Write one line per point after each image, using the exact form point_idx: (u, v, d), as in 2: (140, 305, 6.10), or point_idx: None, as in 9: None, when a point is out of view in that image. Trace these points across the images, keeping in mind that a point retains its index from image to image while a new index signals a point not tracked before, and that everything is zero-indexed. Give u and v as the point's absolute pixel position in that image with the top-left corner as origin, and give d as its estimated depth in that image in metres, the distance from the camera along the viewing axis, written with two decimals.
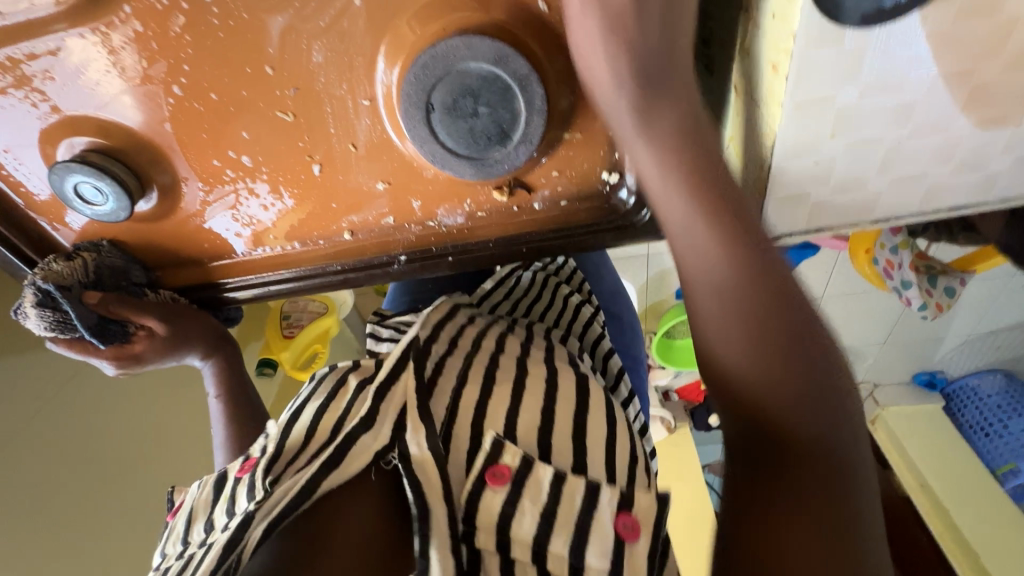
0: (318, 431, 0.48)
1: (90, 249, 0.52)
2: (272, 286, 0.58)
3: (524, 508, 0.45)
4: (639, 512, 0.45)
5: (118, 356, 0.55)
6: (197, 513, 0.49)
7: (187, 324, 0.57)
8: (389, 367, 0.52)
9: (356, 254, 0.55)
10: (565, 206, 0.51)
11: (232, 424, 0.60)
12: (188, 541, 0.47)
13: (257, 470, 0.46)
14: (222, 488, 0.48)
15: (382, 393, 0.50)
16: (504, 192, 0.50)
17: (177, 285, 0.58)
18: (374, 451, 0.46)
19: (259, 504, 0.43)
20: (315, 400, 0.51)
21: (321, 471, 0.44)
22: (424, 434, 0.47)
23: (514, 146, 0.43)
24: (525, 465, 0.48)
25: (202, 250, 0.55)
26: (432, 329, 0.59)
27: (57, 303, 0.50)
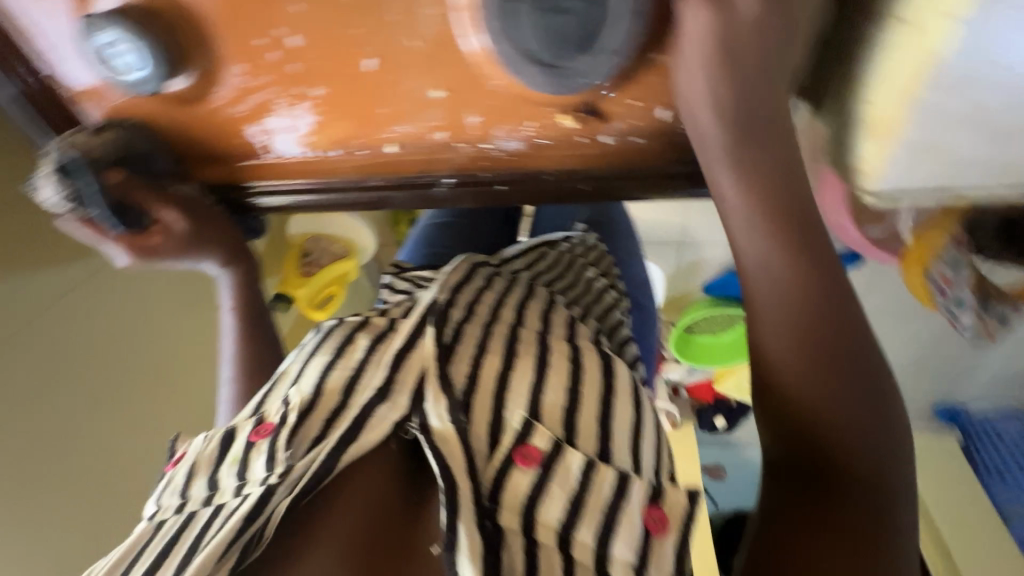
0: (327, 394, 0.48)
1: (114, 125, 0.48)
2: (295, 194, 0.54)
3: (552, 493, 0.44)
4: (667, 507, 0.44)
5: (134, 247, 0.51)
6: (199, 470, 0.48)
7: (208, 224, 0.53)
8: (406, 335, 0.51)
9: (397, 169, 0.50)
10: (633, 144, 0.46)
11: (242, 339, 0.56)
12: (190, 496, 0.46)
13: (278, 433, 0.46)
14: (231, 446, 0.48)
15: (405, 358, 0.49)
16: (571, 117, 0.44)
17: (205, 179, 0.53)
18: (392, 422, 0.46)
19: (279, 473, 0.44)
20: (322, 354, 0.52)
21: (341, 440, 0.45)
22: (448, 408, 0.46)
23: (598, 55, 0.38)
24: (556, 449, 0.45)
25: (232, 145, 0.51)
26: (451, 292, 0.58)
27: (77, 178, 0.46)
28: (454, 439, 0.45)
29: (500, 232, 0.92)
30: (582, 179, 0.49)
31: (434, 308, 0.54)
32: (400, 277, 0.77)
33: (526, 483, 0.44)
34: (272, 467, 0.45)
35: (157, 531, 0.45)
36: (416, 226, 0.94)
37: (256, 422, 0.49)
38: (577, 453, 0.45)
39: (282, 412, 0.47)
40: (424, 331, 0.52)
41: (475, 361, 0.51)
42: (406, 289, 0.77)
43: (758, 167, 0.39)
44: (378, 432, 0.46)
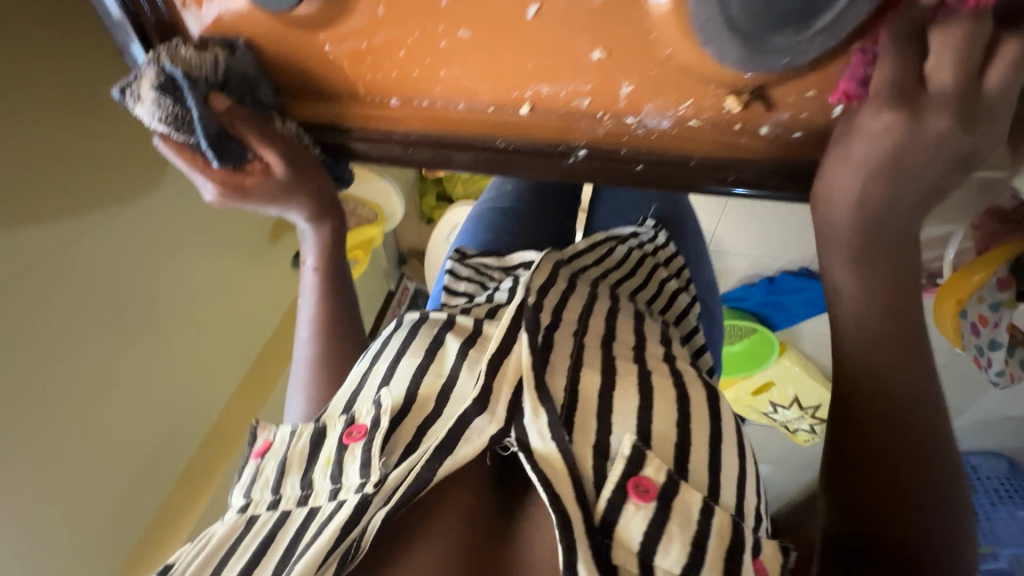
0: (422, 401, 0.49)
1: (224, 47, 0.43)
2: (410, 147, 0.49)
3: (667, 536, 0.42)
4: (767, 562, 0.44)
5: (227, 184, 0.47)
6: (291, 467, 0.48)
7: (310, 176, 0.48)
8: (501, 339, 0.51)
9: (527, 133, 0.47)
10: (798, 139, 0.43)
11: (323, 297, 0.54)
12: (282, 494, 0.47)
13: (373, 437, 0.46)
14: (325, 445, 0.48)
15: (496, 374, 0.48)
16: (739, 101, 0.40)
17: (304, 119, 0.49)
18: (490, 436, 0.45)
19: (376, 483, 0.44)
20: (414, 355, 0.52)
21: (438, 450, 0.44)
22: (551, 426, 0.45)
23: (810, 35, 0.34)
24: (672, 482, 0.44)
25: (347, 84, 0.46)
26: (539, 295, 0.57)
27: (178, 95, 0.41)
28: (558, 462, 0.44)
29: (570, 224, 0.82)
30: (726, 170, 0.46)
31: (527, 308, 0.53)
32: (463, 264, 0.69)
33: (639, 520, 0.42)
34: (367, 474, 0.45)
35: (249, 526, 0.46)
36: (469, 215, 0.83)
37: (347, 422, 0.49)
38: (695, 492, 0.44)
39: (374, 416, 0.48)
40: (518, 338, 0.51)
41: (572, 379, 0.50)
42: (468, 279, 0.69)
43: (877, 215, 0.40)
44: (473, 446, 0.44)
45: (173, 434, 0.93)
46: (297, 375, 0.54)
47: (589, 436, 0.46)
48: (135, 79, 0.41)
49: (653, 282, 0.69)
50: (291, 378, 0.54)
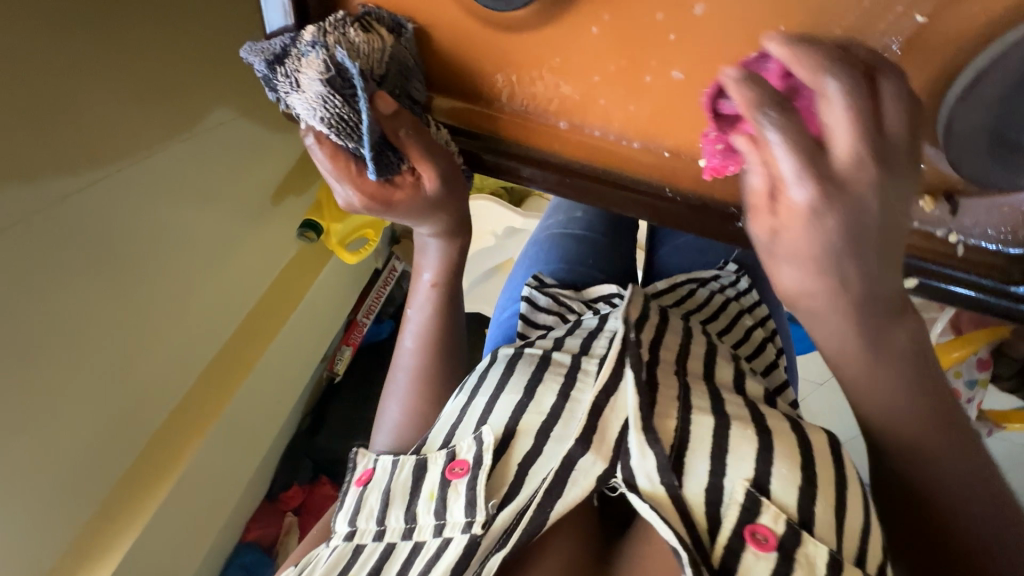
0: (519, 437, 0.45)
1: (390, 29, 0.37)
2: (558, 176, 0.44)
3: None
4: None
5: (369, 196, 0.40)
6: (394, 498, 0.46)
7: (460, 187, 0.42)
8: (607, 375, 0.46)
9: (698, 186, 0.43)
10: (960, 252, 0.43)
11: (437, 314, 0.51)
12: (387, 526, 0.45)
13: (478, 475, 0.44)
14: (426, 478, 0.46)
15: (603, 403, 0.44)
16: (934, 201, 0.40)
17: (452, 121, 0.43)
18: (597, 475, 0.41)
19: (483, 523, 0.42)
20: (514, 388, 0.48)
21: (547, 491, 0.41)
22: (659, 469, 0.40)
23: None
24: (793, 534, 0.38)
25: (515, 96, 0.41)
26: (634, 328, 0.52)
27: (349, 93, 0.35)
28: (669, 504, 0.40)
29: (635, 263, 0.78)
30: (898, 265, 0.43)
31: (629, 344, 0.47)
32: (541, 292, 0.64)
33: (760, 568, 0.37)
34: (474, 512, 0.43)
35: (356, 557, 0.44)
36: (531, 239, 0.77)
37: (448, 457, 0.46)
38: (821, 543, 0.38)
39: (477, 452, 0.45)
40: (621, 374, 0.46)
41: (683, 412, 0.44)
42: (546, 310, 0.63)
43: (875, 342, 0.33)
44: (582, 488, 0.41)
45: None
46: (395, 384, 0.53)
47: (700, 475, 0.41)
48: (295, 60, 0.35)
49: (737, 327, 0.67)
50: (390, 387, 0.54)
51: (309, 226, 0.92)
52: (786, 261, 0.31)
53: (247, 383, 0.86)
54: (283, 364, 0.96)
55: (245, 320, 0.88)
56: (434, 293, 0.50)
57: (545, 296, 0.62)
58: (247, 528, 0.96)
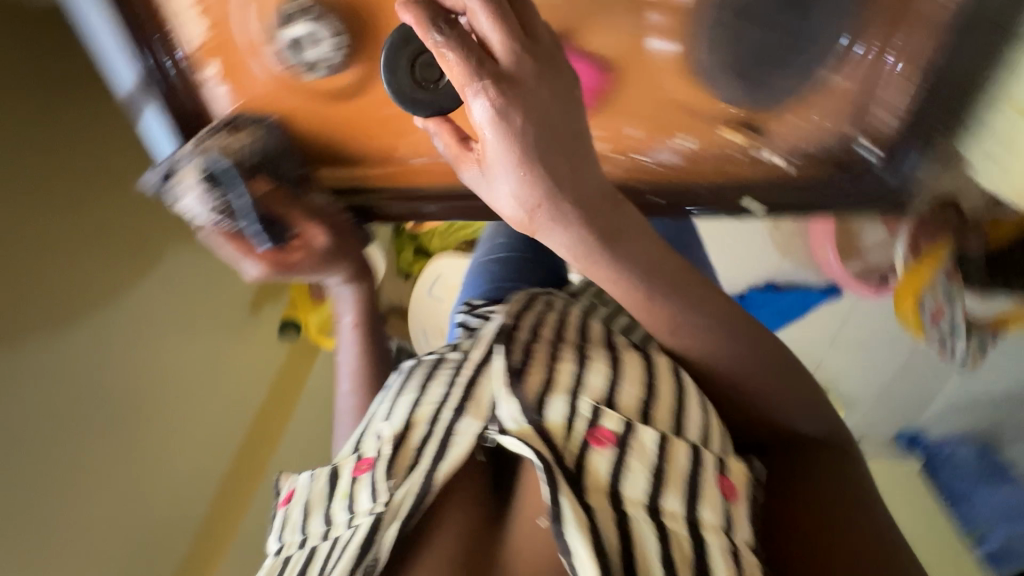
0: (415, 427, 0.48)
1: (255, 124, 0.46)
2: (445, 204, 0.51)
3: (634, 469, 0.43)
4: (734, 479, 0.46)
5: (271, 262, 0.50)
6: (313, 508, 0.49)
7: (345, 237, 0.52)
8: (480, 351, 0.52)
9: None
10: (795, 172, 0.48)
11: (364, 351, 0.56)
12: (309, 532, 0.48)
13: (379, 466, 0.47)
14: (338, 481, 0.48)
15: (482, 365, 0.51)
16: (737, 131, 0.46)
17: (332, 183, 0.51)
18: (474, 433, 0.47)
19: (384, 502, 0.45)
20: (411, 386, 0.52)
21: (435, 456, 0.46)
22: (523, 410, 0.46)
23: (787, 76, 0.43)
24: (628, 428, 0.45)
25: (371, 145, 0.48)
26: (515, 318, 0.56)
27: (225, 187, 0.45)
28: (533, 435, 0.44)
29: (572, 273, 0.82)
30: (743, 190, 0.49)
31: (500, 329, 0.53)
32: (473, 314, 0.67)
33: (604, 459, 0.44)
34: (376, 497, 0.45)
35: (286, 566, 0.47)
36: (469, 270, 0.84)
37: (357, 458, 0.49)
38: (685, 443, 0.44)
39: (379, 446, 0.48)
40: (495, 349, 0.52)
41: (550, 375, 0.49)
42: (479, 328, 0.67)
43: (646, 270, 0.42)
44: (463, 446, 0.46)
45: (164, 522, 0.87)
46: (341, 425, 0.56)
47: (558, 411, 0.46)
48: (180, 172, 0.45)
49: None
50: (337, 427, 0.57)
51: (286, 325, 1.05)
52: (546, 230, 0.37)
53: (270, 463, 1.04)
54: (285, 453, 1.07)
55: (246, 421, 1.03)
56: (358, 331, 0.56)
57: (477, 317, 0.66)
58: None
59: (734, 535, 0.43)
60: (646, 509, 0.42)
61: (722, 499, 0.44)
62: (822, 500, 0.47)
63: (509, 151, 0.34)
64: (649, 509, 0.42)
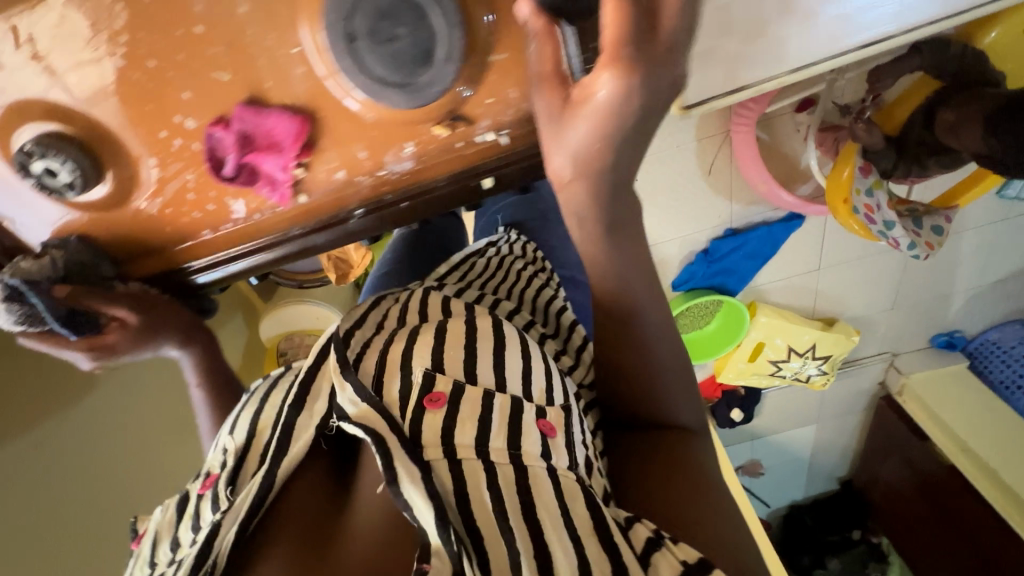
0: (260, 433, 0.50)
1: (57, 246, 0.53)
2: (329, 233, 0.57)
3: (461, 423, 0.49)
4: (553, 419, 0.52)
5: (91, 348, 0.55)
6: (160, 537, 0.48)
7: (159, 315, 0.58)
8: (317, 350, 0.55)
9: (313, 214, 0.56)
10: (507, 141, 0.53)
11: (214, 411, 0.61)
12: (155, 562, 0.47)
13: (222, 478, 0.47)
14: (184, 503, 0.49)
15: (318, 369, 0.53)
16: (443, 126, 0.51)
17: (145, 274, 0.59)
18: (314, 426, 0.49)
19: (225, 508, 0.45)
20: (252, 403, 0.54)
21: (275, 453, 0.47)
22: (357, 392, 0.48)
23: (439, 66, 0.45)
24: (458, 389, 0.52)
25: (165, 234, 0.56)
26: (356, 321, 0.64)
27: (23, 296, 0.50)
28: (371, 415, 0.47)
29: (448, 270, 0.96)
30: (473, 175, 0.54)
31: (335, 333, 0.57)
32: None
33: (435, 419, 0.49)
34: (218, 506, 0.46)
35: None
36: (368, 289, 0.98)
37: (202, 478, 0.50)
38: (530, 407, 0.52)
39: (223, 460, 0.49)
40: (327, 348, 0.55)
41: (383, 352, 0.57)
42: None
43: (614, 156, 0.40)
44: (303, 441, 0.48)
45: None
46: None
47: (394, 386, 0.53)
48: None
49: (512, 274, 0.84)
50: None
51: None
52: (578, 181, 0.42)
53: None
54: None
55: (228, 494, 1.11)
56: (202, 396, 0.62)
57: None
58: None
59: (553, 460, 0.49)
60: (474, 450, 0.48)
61: (540, 435, 0.50)
62: (662, 460, 0.56)
63: (600, 127, 0.38)
64: (477, 450, 0.48)
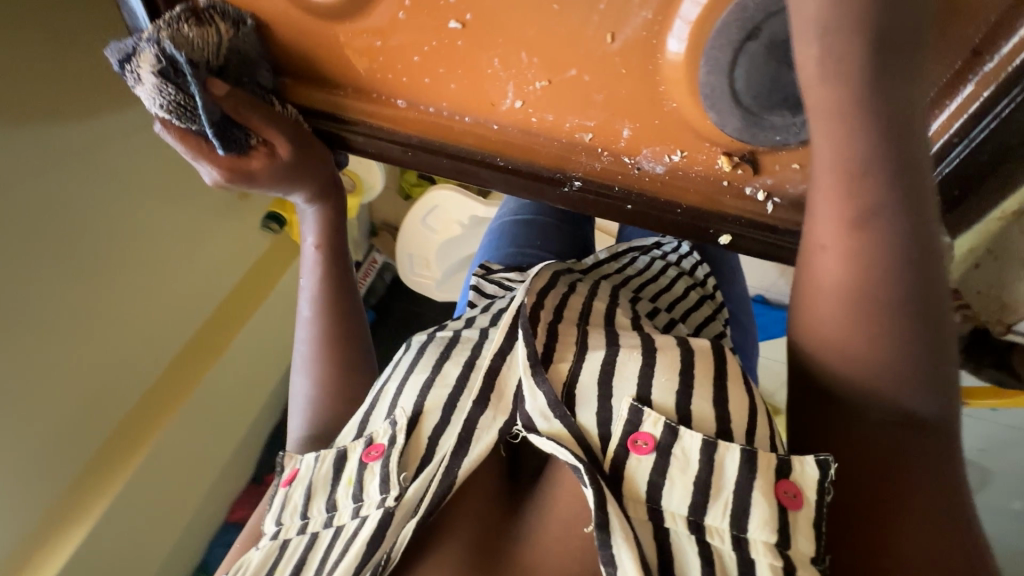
0: (426, 416, 0.45)
1: (228, 20, 0.41)
2: (637, 202, 0.47)
3: (676, 484, 0.37)
4: (802, 480, 0.36)
5: (230, 169, 0.45)
6: (316, 490, 0.46)
7: (311, 157, 0.48)
8: (501, 339, 0.46)
9: (528, 155, 0.47)
10: (772, 211, 0.45)
11: (326, 278, 0.52)
12: (310, 518, 0.45)
13: (391, 454, 0.44)
14: (346, 466, 0.46)
15: (504, 358, 0.46)
16: (730, 162, 0.43)
17: (304, 104, 0.48)
18: (498, 428, 0.43)
19: (396, 497, 0.42)
20: (421, 370, 0.48)
21: (460, 442, 0.43)
22: (551, 405, 0.41)
23: (801, 119, 0.39)
24: (671, 431, 0.38)
25: (354, 77, 0.46)
26: (538, 295, 0.50)
27: (182, 82, 0.40)
28: (568, 437, 0.40)
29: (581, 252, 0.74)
30: (711, 223, 0.46)
31: (523, 311, 0.47)
32: (488, 279, 0.64)
33: (642, 469, 0.38)
34: (388, 489, 0.43)
35: (281, 554, 0.44)
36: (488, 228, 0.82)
37: (365, 442, 0.46)
38: (810, 459, 0.35)
39: (392, 433, 0.45)
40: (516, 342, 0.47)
41: None
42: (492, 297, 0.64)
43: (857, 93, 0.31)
44: (483, 444, 0.42)
45: (108, 415, 0.80)
46: (298, 359, 0.53)
47: (592, 407, 0.41)
48: (135, 58, 0.40)
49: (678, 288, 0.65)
50: (296, 363, 0.53)
51: (272, 217, 1.02)
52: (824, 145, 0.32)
53: (218, 364, 0.94)
54: (245, 363, 1.01)
55: (214, 312, 0.96)
56: (319, 256, 0.52)
57: (492, 284, 0.64)
58: (232, 509, 1.03)
59: (792, 549, 0.34)
60: (687, 523, 0.36)
61: (780, 508, 0.35)
62: None
63: None
64: (692, 522, 0.36)
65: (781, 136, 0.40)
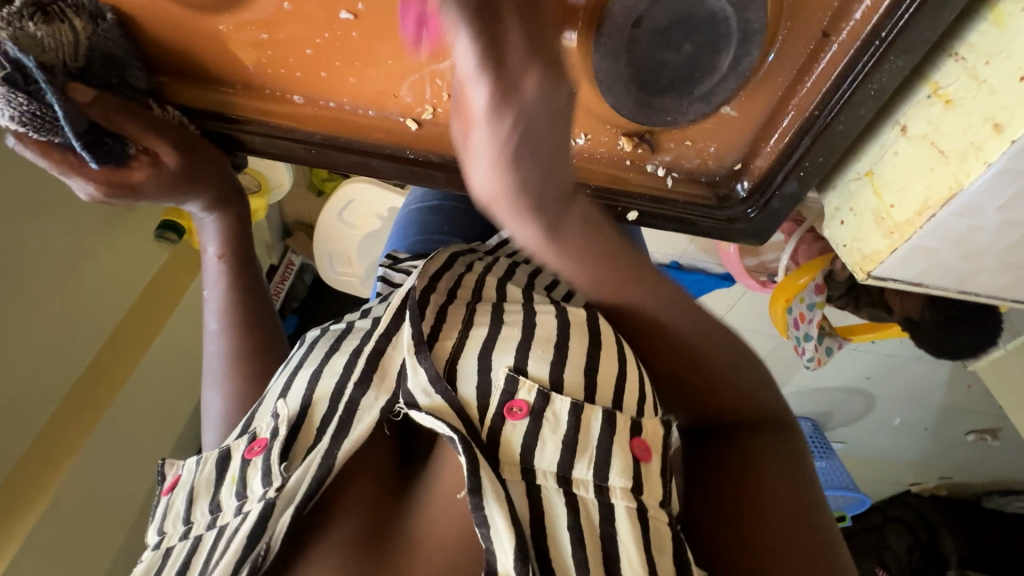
0: (316, 405, 0.41)
1: (82, 15, 0.36)
2: None
3: (549, 444, 0.37)
4: (648, 434, 0.39)
5: (107, 182, 0.42)
6: (198, 494, 0.42)
7: (203, 162, 0.45)
8: (387, 321, 0.44)
9: (437, 146, 0.47)
10: (670, 185, 0.48)
11: (233, 288, 0.49)
12: (193, 522, 0.41)
13: (273, 448, 0.40)
14: (230, 464, 0.41)
15: (391, 340, 0.44)
16: (631, 142, 0.45)
17: (186, 103, 0.44)
18: (380, 408, 0.40)
19: (273, 488, 0.38)
20: (308, 363, 0.44)
21: (337, 428, 0.39)
22: (432, 380, 0.38)
23: (690, 100, 0.41)
24: (543, 396, 0.38)
25: (244, 74, 0.43)
26: (430, 278, 0.46)
27: (33, 90, 0.35)
28: (447, 411, 0.37)
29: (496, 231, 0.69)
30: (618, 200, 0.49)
31: (410, 295, 0.43)
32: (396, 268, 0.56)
33: (517, 436, 0.37)
34: (269, 481, 0.39)
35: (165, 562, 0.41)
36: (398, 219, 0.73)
37: (249, 439, 0.42)
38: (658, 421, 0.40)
39: (274, 427, 0.41)
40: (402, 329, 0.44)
41: None
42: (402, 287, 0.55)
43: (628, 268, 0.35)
44: (364, 423, 0.39)
45: None
46: (211, 373, 0.50)
47: (471, 382, 0.39)
48: None
49: None
50: (208, 377, 0.50)
51: (168, 227, 0.92)
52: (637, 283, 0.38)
53: (122, 395, 0.84)
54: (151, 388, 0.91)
55: (106, 338, 0.85)
56: (223, 266, 0.49)
57: (401, 273, 0.55)
58: None
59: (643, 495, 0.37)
60: (557, 479, 0.36)
61: (634, 462, 0.37)
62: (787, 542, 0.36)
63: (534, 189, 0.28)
64: (560, 476, 0.36)
65: (672, 116, 0.43)
